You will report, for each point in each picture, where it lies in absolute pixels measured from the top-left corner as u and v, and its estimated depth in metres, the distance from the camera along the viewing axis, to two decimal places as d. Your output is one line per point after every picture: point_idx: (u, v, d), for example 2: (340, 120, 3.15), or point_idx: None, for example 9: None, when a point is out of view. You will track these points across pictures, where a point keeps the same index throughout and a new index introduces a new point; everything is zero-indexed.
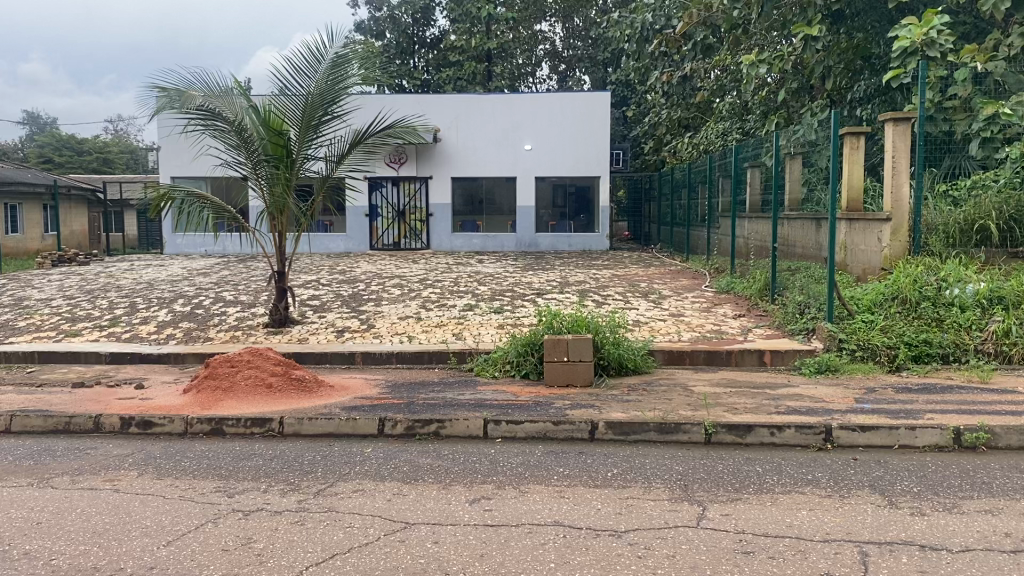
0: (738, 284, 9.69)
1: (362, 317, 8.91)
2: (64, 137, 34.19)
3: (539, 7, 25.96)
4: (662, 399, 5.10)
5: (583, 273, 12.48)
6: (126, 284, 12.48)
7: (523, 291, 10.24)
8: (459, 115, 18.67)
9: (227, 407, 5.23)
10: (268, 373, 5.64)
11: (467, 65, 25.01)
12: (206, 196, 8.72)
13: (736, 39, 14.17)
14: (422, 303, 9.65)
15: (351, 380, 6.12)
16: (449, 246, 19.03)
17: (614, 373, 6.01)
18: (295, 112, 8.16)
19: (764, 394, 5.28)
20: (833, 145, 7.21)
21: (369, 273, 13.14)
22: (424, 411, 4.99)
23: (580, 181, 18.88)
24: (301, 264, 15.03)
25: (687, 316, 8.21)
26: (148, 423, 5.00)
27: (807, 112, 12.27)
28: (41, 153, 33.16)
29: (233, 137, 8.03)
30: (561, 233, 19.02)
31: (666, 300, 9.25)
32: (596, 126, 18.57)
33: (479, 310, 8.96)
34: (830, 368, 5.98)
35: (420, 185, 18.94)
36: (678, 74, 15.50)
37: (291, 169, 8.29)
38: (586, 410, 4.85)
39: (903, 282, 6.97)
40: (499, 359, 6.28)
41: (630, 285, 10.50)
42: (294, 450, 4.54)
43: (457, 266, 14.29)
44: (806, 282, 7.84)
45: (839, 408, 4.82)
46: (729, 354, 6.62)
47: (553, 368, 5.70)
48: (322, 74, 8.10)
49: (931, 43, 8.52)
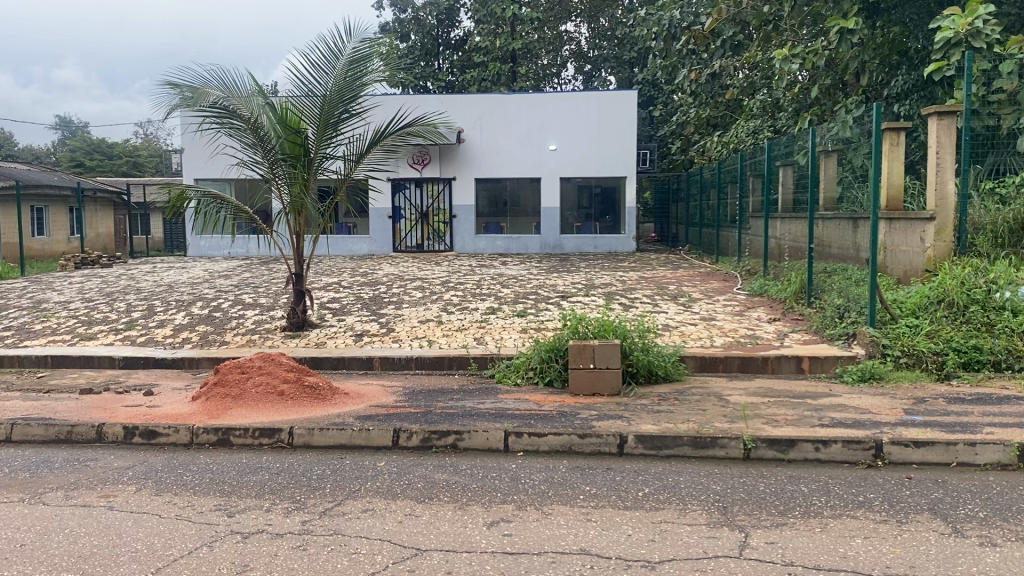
0: (771, 287, 9.32)
1: (382, 321, 8.65)
2: (94, 142, 34.39)
3: (564, 7, 25.68)
4: (696, 410, 4.78)
5: (610, 275, 12.16)
6: (146, 286, 12.34)
7: (548, 294, 9.94)
8: (483, 114, 18.41)
9: (236, 416, 4.97)
10: (280, 381, 5.37)
11: (491, 66, 24.78)
12: (223, 195, 8.46)
13: (766, 35, 13.79)
14: (443, 306, 9.38)
15: (367, 388, 5.85)
16: (472, 248, 18.79)
17: (643, 380, 5.68)
18: (313, 110, 7.90)
19: (805, 405, 4.93)
20: (875, 139, 6.82)
21: (391, 276, 12.90)
22: (441, 421, 4.70)
23: (606, 182, 18.56)
24: (324, 266, 14.83)
25: (719, 321, 7.87)
26: (153, 433, 4.75)
27: (842, 109, 11.86)
28: (72, 157, 33.45)
29: (249, 135, 7.79)
30: (586, 235, 18.67)
31: (697, 303, 8.90)
32: (622, 125, 18.23)
33: (502, 314, 8.67)
34: (874, 376, 5.62)
35: (443, 186, 18.69)
36: (707, 72, 15.13)
37: (308, 168, 8.05)
38: (613, 422, 4.53)
39: (950, 284, 6.59)
40: (522, 365, 5.99)
41: (659, 288, 10.17)
42: (303, 464, 4.28)
43: (480, 268, 14.03)
44: (845, 285, 7.46)
45: (887, 421, 4.47)
46: (764, 360, 6.32)
47: (579, 376, 5.41)
48: (341, 70, 7.84)
49: (976, 33, 8.06)
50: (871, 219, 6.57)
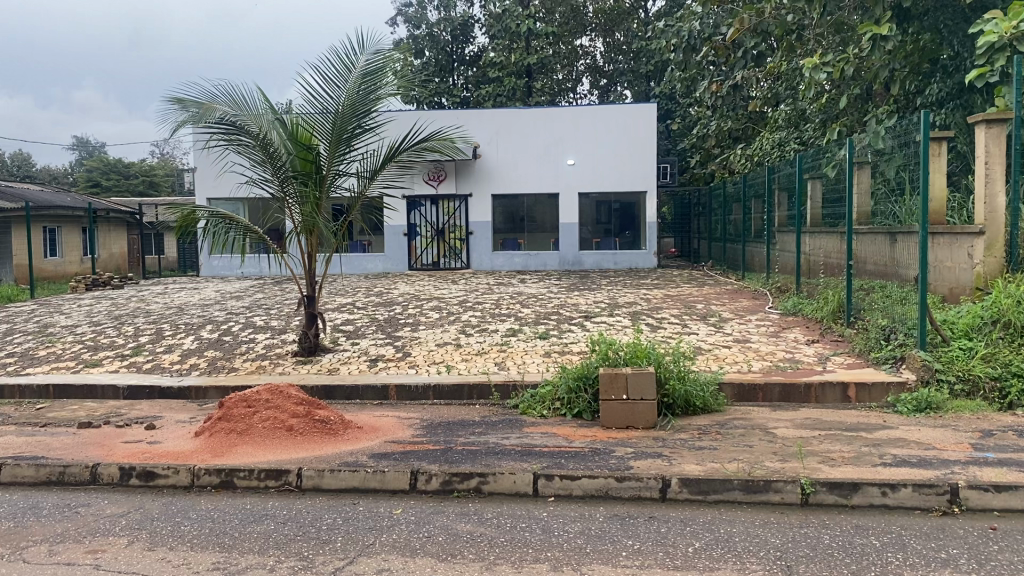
0: (806, 306, 8.90)
1: (398, 345, 8.27)
2: (112, 162, 34.32)
3: (579, 21, 25.43)
4: (742, 449, 4.37)
5: (633, 293, 11.76)
6: (157, 308, 12.04)
7: (570, 315, 9.55)
8: (499, 129, 18.11)
9: (241, 454, 4.61)
10: (288, 415, 5.01)
11: (507, 81, 24.49)
12: (233, 215, 8.10)
13: (790, 44, 13.42)
14: (462, 328, 9.00)
15: (382, 420, 5.47)
16: (490, 265, 18.44)
17: (680, 412, 5.29)
18: (324, 125, 7.56)
19: (861, 439, 4.51)
20: (923, 148, 6.39)
21: (408, 295, 12.56)
22: (462, 460, 4.31)
23: (625, 197, 18.16)
24: (338, 286, 14.51)
25: (754, 343, 7.44)
26: (151, 475, 4.39)
27: (872, 118, 11.45)
28: (89, 177, 33.41)
29: (259, 152, 7.46)
30: (606, 251, 18.25)
31: (728, 323, 8.48)
32: (641, 139, 17.86)
33: (524, 336, 8.28)
34: (931, 407, 5.17)
35: (459, 203, 18.38)
36: (729, 84, 14.75)
37: (320, 185, 7.70)
38: (652, 463, 4.13)
39: (1005, 303, 6.16)
40: (548, 395, 5.59)
41: (687, 307, 9.75)
42: (312, 510, 3.90)
43: (498, 286, 13.65)
44: (888, 305, 7.03)
45: (957, 459, 4.03)
46: (807, 388, 5.94)
47: (611, 408, 5.01)
48: (354, 83, 7.51)
49: (1023, 36, 7.59)
50: (919, 233, 6.14)
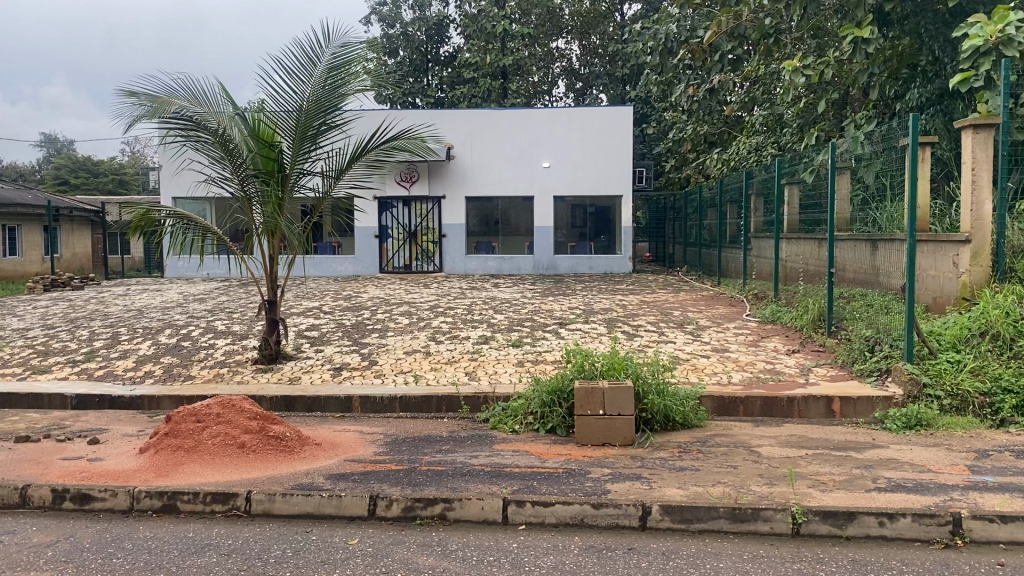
0: (785, 314, 8.67)
1: (364, 352, 7.93)
2: (80, 160, 33.54)
3: (555, 23, 25.20)
4: (725, 470, 4.11)
5: (608, 299, 11.52)
6: (116, 311, 11.58)
7: (544, 321, 9.25)
8: (474, 130, 17.80)
9: (187, 475, 4.27)
10: (241, 432, 4.68)
11: (481, 82, 24.18)
12: (190, 215, 7.68)
13: (768, 48, 13.23)
14: (432, 335, 8.68)
15: (342, 436, 5.13)
16: (463, 268, 18.13)
17: (658, 427, 4.99)
18: (288, 122, 7.22)
19: (851, 460, 4.24)
20: (911, 152, 6.14)
21: (377, 300, 12.20)
22: (426, 483, 3.99)
23: (600, 200, 17.93)
24: (306, 289, 14.11)
25: (733, 353, 7.18)
26: (87, 497, 4.02)
27: (851, 123, 11.28)
28: (56, 175, 32.64)
29: (217, 149, 7.09)
30: (581, 256, 18.01)
31: (706, 332, 8.22)
32: (618, 141, 17.62)
33: (496, 344, 7.98)
34: (921, 423, 4.93)
35: (433, 205, 18.04)
36: (705, 87, 14.55)
37: (283, 184, 7.35)
38: (630, 487, 3.83)
39: (993, 315, 5.96)
40: (520, 409, 5.30)
41: (664, 314, 9.49)
42: (261, 539, 3.57)
43: (471, 291, 13.34)
44: (872, 315, 6.80)
45: (953, 483, 3.79)
46: (790, 403, 5.70)
47: (587, 424, 4.72)
48: (319, 78, 7.18)
49: (1009, 40, 7.45)
50: (906, 242, 5.93)
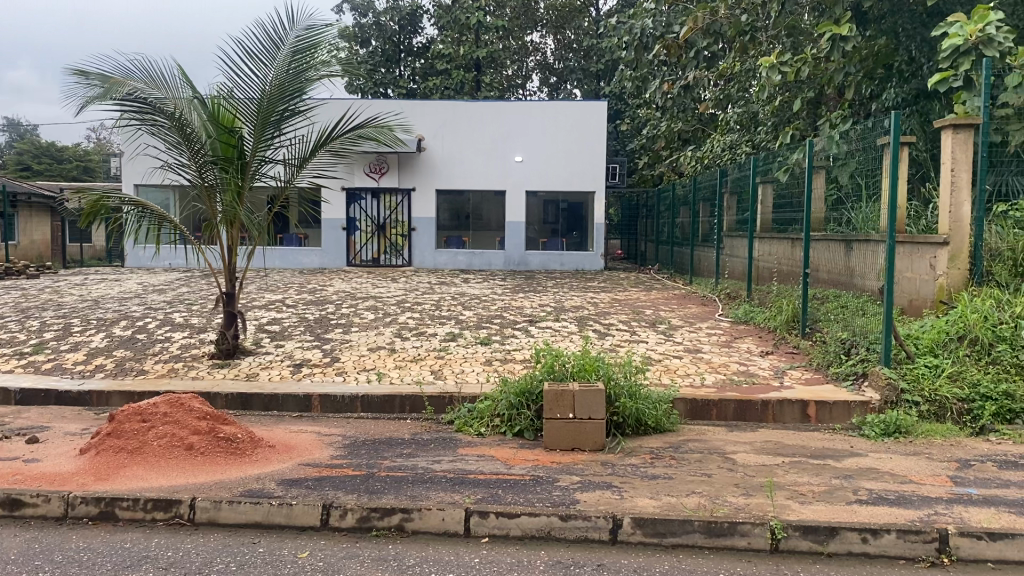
0: (758, 313, 8.52)
1: (326, 348, 7.66)
2: (44, 145, 32.75)
3: (529, 17, 24.99)
4: (700, 478, 3.92)
5: (579, 296, 11.36)
6: (71, 301, 11.17)
7: (514, 318, 9.03)
8: (446, 122, 17.53)
9: (129, 480, 3.99)
10: (189, 433, 4.40)
11: (455, 74, 23.91)
12: (145, 202, 7.32)
13: (743, 45, 13.12)
14: (398, 331, 8.43)
15: (299, 437, 4.87)
16: (432, 263, 17.86)
17: (630, 431, 4.78)
18: (249, 107, 6.93)
19: (830, 469, 4.07)
20: (893, 149, 5.97)
21: (342, 294, 11.90)
22: (384, 490, 3.75)
23: (573, 196, 17.74)
24: (270, 281, 13.77)
25: (706, 354, 7.00)
26: (17, 503, 3.74)
27: (825, 122, 11.19)
28: (19, 160, 31.80)
29: (174, 134, 6.77)
30: (552, 252, 17.83)
31: (678, 331, 8.04)
32: (591, 136, 17.44)
33: (464, 342, 7.74)
34: (900, 431, 4.78)
35: (402, 198, 17.74)
36: (679, 84, 14.41)
37: (243, 172, 7.06)
38: (600, 496, 3.62)
39: (971, 319, 5.84)
40: (486, 411, 5.08)
41: (635, 312, 9.31)
42: (203, 551, 3.31)
43: (440, 286, 13.10)
44: (847, 317, 6.66)
45: (936, 496, 3.63)
46: (764, 406, 5.54)
47: (555, 428, 4.50)
48: (283, 62, 6.89)
49: (989, 40, 7.35)
50: (887, 242, 5.77)
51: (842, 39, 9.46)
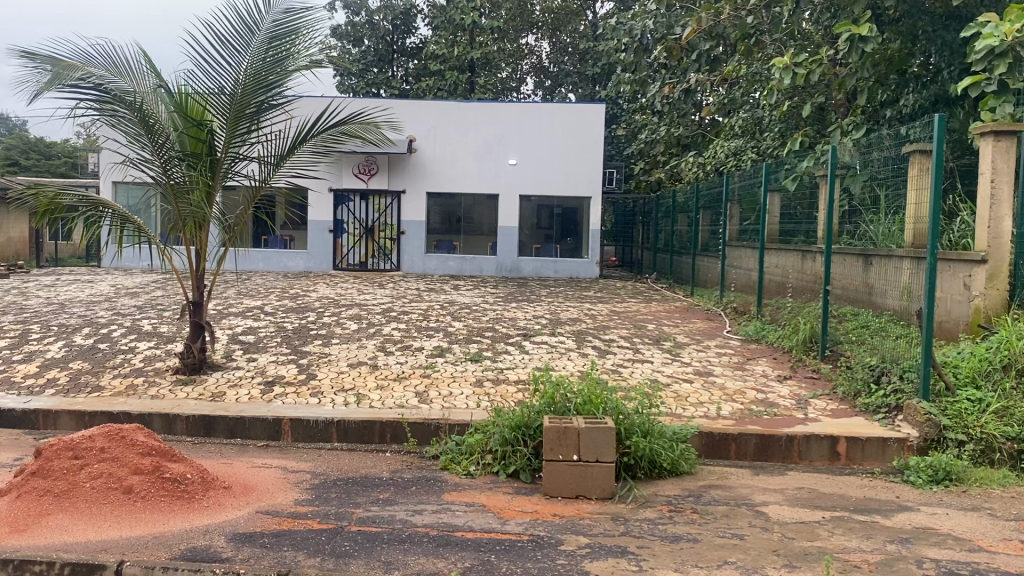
0: (770, 331, 7.93)
1: (303, 364, 7.02)
2: (32, 141, 31.91)
3: (525, 18, 24.39)
4: (730, 540, 3.31)
5: (576, 307, 10.76)
6: (34, 304, 10.48)
7: (507, 332, 8.41)
8: (438, 122, 16.90)
9: (49, 533, 3.35)
10: (129, 473, 3.75)
11: (448, 75, 23.32)
12: (105, 201, 6.61)
13: (749, 48, 12.52)
14: (381, 344, 7.79)
15: (261, 476, 4.24)
16: (422, 268, 17.24)
17: (642, 474, 4.16)
18: (221, 97, 6.27)
19: (881, 530, 3.46)
20: (935, 156, 5.35)
21: (325, 301, 11.24)
22: (355, 554, 3.12)
23: (568, 201, 17.12)
24: (249, 286, 13.10)
25: (718, 377, 6.39)
26: None
27: (838, 129, 10.63)
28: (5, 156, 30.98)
29: (136, 126, 6.12)
30: (546, 258, 17.18)
31: (685, 350, 7.43)
32: (589, 140, 16.84)
33: (452, 358, 7.11)
34: (950, 478, 4.18)
35: (392, 200, 17.13)
36: (680, 87, 13.87)
37: (212, 170, 6.40)
38: (613, 566, 3.00)
39: (1018, 347, 5.23)
40: (477, 446, 4.46)
41: (637, 327, 8.70)
42: None
43: (429, 293, 12.47)
44: (875, 339, 6.05)
45: (1015, 571, 3.02)
46: (789, 442, 4.95)
47: (556, 472, 3.89)
48: (260, 49, 6.25)
49: None
50: (927, 258, 5.16)
51: (861, 40, 8.80)
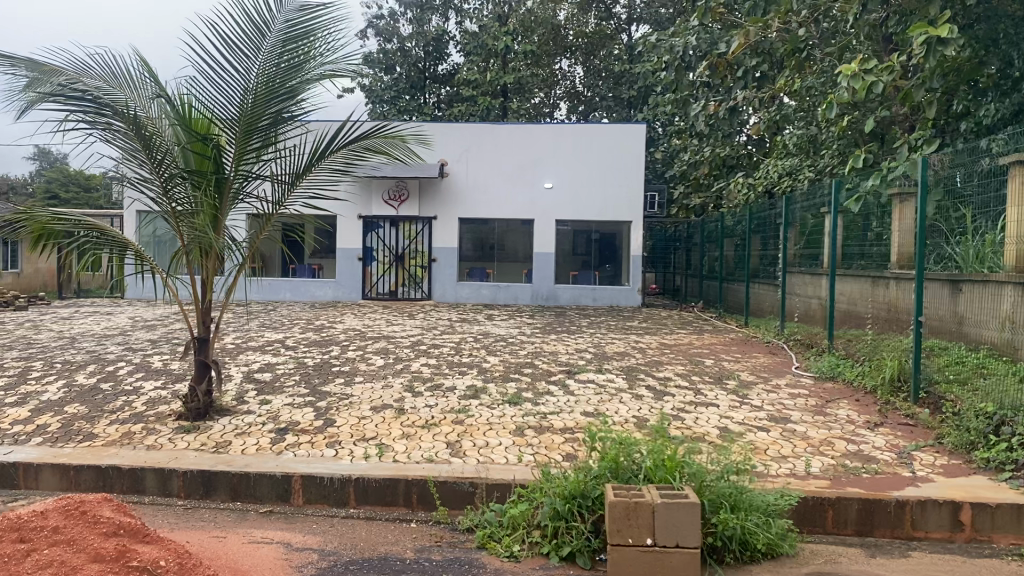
0: (847, 368, 7.03)
1: (322, 407, 6.24)
2: (70, 173, 31.84)
3: (558, 42, 23.79)
4: None
5: (621, 340, 9.91)
6: (44, 339, 9.86)
7: (549, 369, 7.58)
8: (470, 145, 16.26)
9: None
10: (86, 561, 2.95)
11: (481, 100, 22.75)
12: (103, 226, 5.83)
13: (800, 63, 11.72)
14: (410, 383, 7.00)
15: (260, 557, 3.47)
16: (454, 297, 16.51)
17: (730, 559, 3.35)
18: (229, 109, 5.57)
19: None
20: None
21: (351, 333, 10.50)
22: None
23: (606, 226, 16.32)
24: (274, 317, 12.43)
25: (797, 425, 5.51)
26: None
27: (906, 145, 9.74)
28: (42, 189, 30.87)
29: (132, 141, 5.41)
30: (584, 286, 16.34)
31: (753, 390, 6.56)
32: (629, 161, 16.05)
33: (489, 400, 6.29)
34: None
35: (423, 226, 16.44)
36: (727, 105, 13.07)
37: (220, 192, 5.71)
38: None
39: None
40: (522, 518, 3.64)
41: (693, 363, 7.84)
42: None
43: (463, 325, 11.70)
44: (993, 385, 5.12)
45: None
46: (901, 508, 4.07)
47: (625, 559, 3.11)
48: (273, 53, 5.56)
49: None
50: None
51: (939, 43, 7.92)
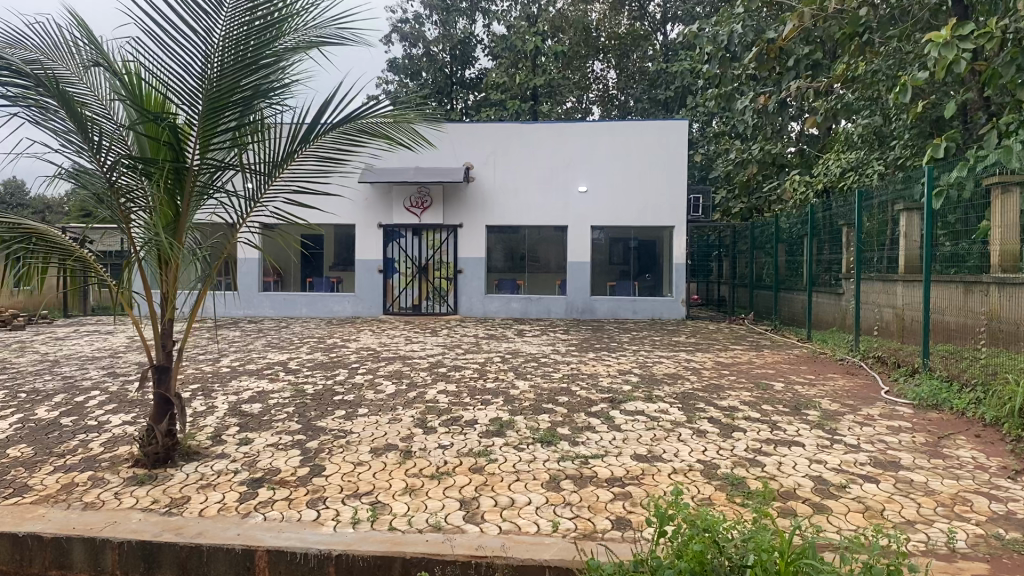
0: (953, 397, 5.75)
1: (313, 448, 5.12)
2: None
3: (590, 45, 22.50)
4: None
5: (670, 358, 8.66)
6: (21, 363, 8.83)
7: (590, 396, 6.37)
8: (496, 148, 15.16)
9: None
10: None
11: (510, 103, 21.66)
12: (45, 231, 4.36)
13: (861, 47, 10.45)
14: (424, 416, 5.84)
15: None
16: (481, 310, 15.37)
17: None
18: (188, 81, 4.46)
19: None
20: None
21: (365, 354, 9.36)
22: None
23: (645, 232, 15.11)
24: (284, 336, 11.35)
25: (912, 473, 4.26)
26: None
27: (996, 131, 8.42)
28: None
29: (66, 122, 4.32)
30: (622, 297, 15.12)
31: (841, 424, 5.31)
32: (669, 161, 14.84)
33: (517, 438, 5.12)
34: None
35: (447, 235, 15.41)
36: (776, 97, 11.82)
37: (179, 184, 4.67)
38: None
39: None
40: None
41: (761, 387, 6.60)
42: None
43: (490, 342, 10.51)
44: None
45: None
46: None
47: None
48: (243, 9, 4.40)
49: None
50: None
51: None
